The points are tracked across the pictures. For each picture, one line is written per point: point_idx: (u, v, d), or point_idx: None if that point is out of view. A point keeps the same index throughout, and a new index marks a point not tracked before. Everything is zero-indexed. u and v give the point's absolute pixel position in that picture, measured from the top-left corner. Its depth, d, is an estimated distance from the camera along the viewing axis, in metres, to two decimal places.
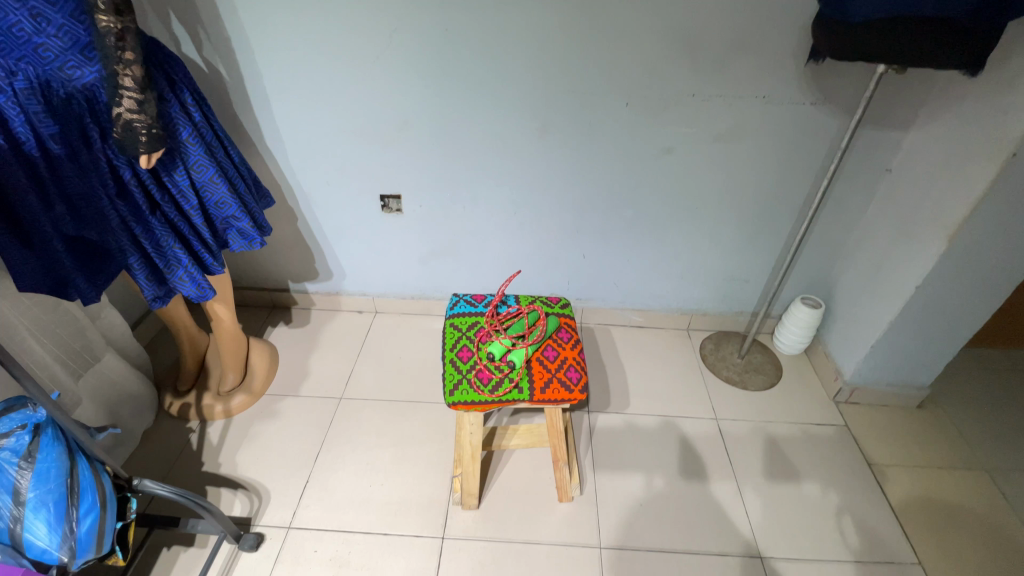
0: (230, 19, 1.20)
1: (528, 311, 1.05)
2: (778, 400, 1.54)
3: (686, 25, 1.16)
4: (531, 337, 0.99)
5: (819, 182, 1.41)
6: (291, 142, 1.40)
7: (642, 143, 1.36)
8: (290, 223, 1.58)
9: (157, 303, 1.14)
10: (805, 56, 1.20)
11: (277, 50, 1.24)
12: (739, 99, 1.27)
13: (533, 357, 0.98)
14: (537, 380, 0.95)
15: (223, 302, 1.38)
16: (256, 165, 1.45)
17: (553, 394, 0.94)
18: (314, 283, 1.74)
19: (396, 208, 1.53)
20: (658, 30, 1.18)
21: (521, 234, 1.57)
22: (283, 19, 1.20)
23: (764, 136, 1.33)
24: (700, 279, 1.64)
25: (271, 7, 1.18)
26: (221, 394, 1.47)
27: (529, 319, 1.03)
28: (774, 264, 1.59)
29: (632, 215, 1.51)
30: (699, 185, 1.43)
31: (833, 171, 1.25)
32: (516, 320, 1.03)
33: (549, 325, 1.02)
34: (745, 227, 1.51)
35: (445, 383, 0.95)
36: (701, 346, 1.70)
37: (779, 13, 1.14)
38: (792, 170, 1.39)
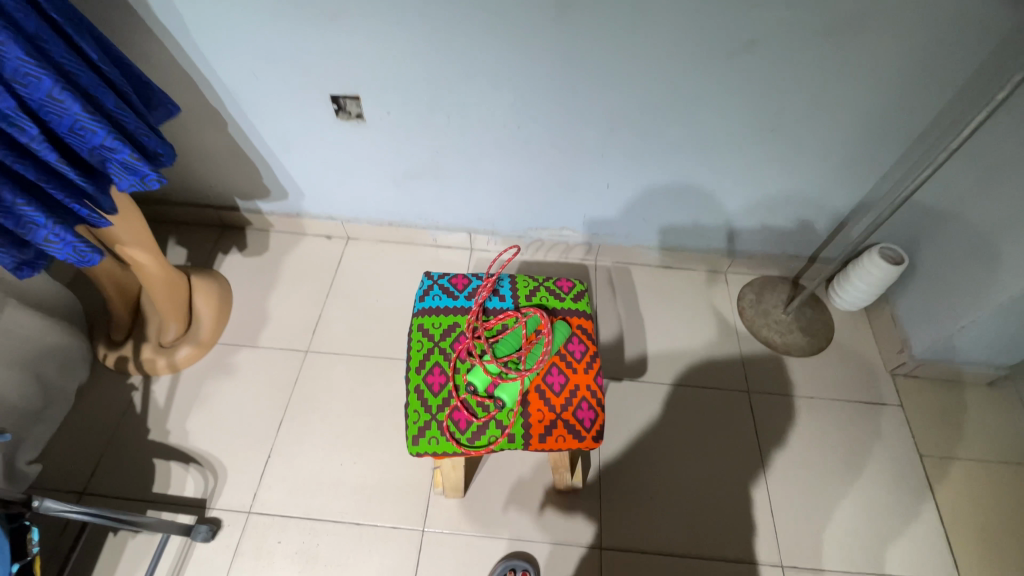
0: None
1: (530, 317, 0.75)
2: (822, 370, 1.30)
3: None
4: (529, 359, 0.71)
5: (959, 101, 0.98)
6: (196, 17, 0.96)
7: (711, 33, 0.91)
8: (222, 129, 1.19)
9: (24, 272, 0.84)
10: None
11: None
12: None
13: (531, 388, 0.70)
14: (536, 424, 0.68)
15: (139, 246, 1.07)
16: (158, 49, 1.03)
17: (557, 444, 0.68)
18: (267, 202, 1.40)
19: (356, 115, 1.13)
20: None
21: (526, 153, 1.19)
22: None
23: (902, 30, 0.88)
24: (755, 217, 1.29)
25: None
26: (164, 345, 1.24)
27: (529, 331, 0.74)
28: (856, 204, 1.22)
29: (680, 136, 1.11)
30: (784, 98, 1.01)
31: (998, 104, 0.82)
32: (512, 332, 0.73)
33: (555, 341, 0.73)
34: (832, 157, 1.12)
35: (407, 423, 0.69)
36: (741, 295, 1.41)
37: None
38: (927, 81, 0.95)
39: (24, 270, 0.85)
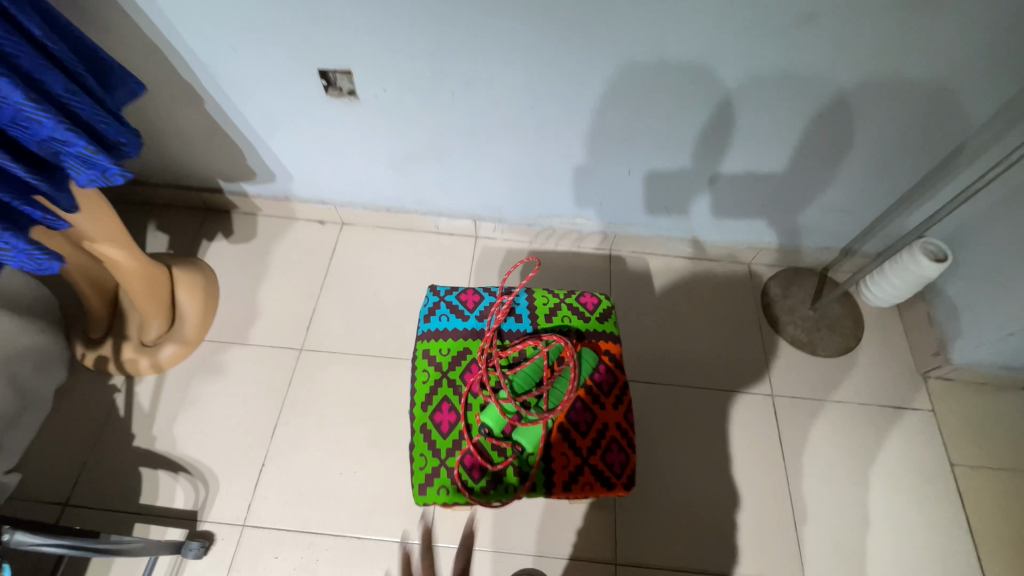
0: None
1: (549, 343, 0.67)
2: (851, 372, 1.22)
3: None
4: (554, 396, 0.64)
5: None
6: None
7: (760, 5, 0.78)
8: (198, 106, 1.06)
9: None
10: None
11: None
12: None
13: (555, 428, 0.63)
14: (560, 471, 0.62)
15: (111, 241, 0.98)
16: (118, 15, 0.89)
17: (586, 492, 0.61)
18: (253, 185, 1.28)
19: (349, 91, 1.01)
20: None
21: (539, 137, 1.06)
22: None
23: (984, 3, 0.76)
24: (787, 208, 1.18)
25: None
26: (146, 344, 1.15)
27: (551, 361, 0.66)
28: (899, 194, 1.11)
29: (714, 121, 0.99)
30: (837, 81, 0.89)
31: None
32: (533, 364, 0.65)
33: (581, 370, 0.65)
34: (880, 145, 1.00)
35: (414, 467, 0.63)
36: (766, 289, 1.32)
37: None
38: (1003, 62, 0.83)
39: None
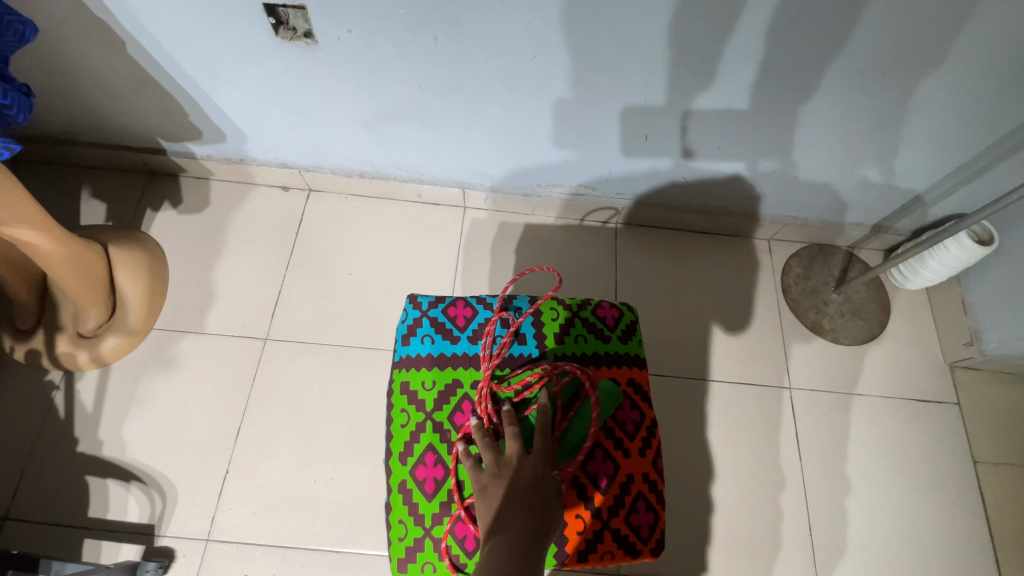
0: None
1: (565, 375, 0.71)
2: (872, 360, 1.13)
3: None
4: (573, 436, 0.68)
5: None
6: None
7: None
8: (119, 48, 0.86)
9: None
10: None
11: None
12: None
13: (580, 485, 0.68)
14: (586, 531, 0.68)
15: (20, 222, 0.81)
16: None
17: (613, 552, 0.68)
18: (201, 145, 1.09)
19: (304, 33, 0.81)
20: None
21: (540, 92, 0.89)
22: None
23: None
24: (817, 178, 1.05)
25: None
26: (83, 335, 0.99)
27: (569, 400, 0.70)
28: (952, 167, 0.98)
29: (751, 76, 0.83)
30: (911, 28, 0.73)
31: None
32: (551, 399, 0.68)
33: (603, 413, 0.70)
34: (943, 107, 0.86)
35: (402, 508, 0.69)
36: (785, 270, 1.20)
37: None
38: None
39: None
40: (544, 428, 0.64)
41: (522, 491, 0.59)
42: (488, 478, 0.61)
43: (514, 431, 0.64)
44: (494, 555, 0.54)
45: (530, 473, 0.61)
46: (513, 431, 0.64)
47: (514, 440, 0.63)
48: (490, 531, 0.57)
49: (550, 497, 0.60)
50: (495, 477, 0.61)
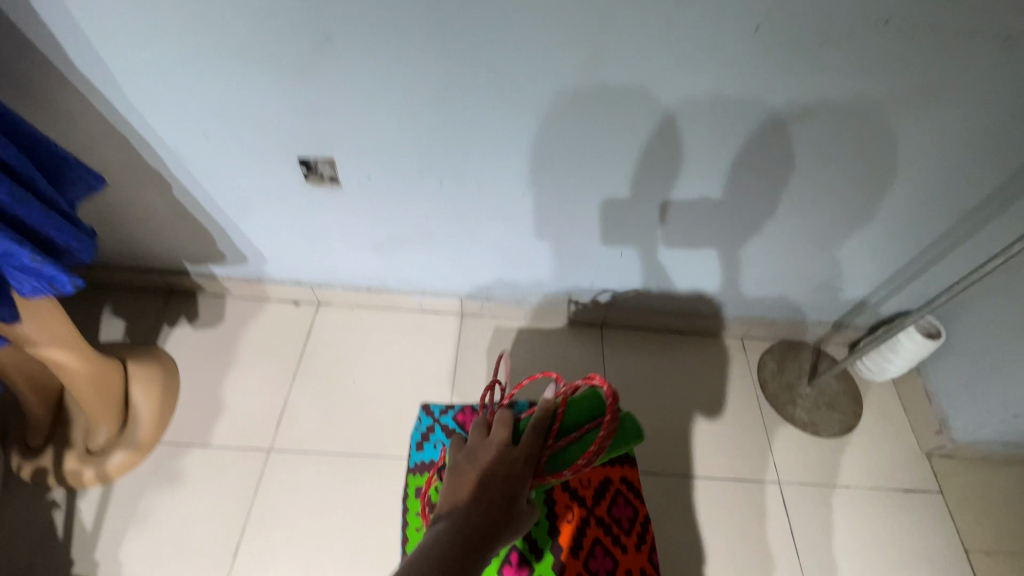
0: None
1: (590, 395, 0.72)
2: (854, 452, 1.18)
3: None
4: (574, 451, 0.68)
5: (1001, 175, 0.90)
6: (143, 63, 0.79)
7: (743, 102, 0.81)
8: (166, 190, 1.00)
9: None
10: None
11: None
12: (925, 38, 0.72)
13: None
14: None
15: (57, 344, 0.88)
16: (93, 96, 0.84)
17: None
18: (223, 267, 1.20)
19: (330, 177, 0.96)
20: None
21: (529, 220, 1.03)
22: None
23: (951, 99, 0.80)
24: (777, 283, 1.18)
25: None
26: (92, 451, 1.01)
27: (585, 417, 0.70)
28: (890, 272, 1.13)
29: (707, 203, 0.99)
30: (828, 166, 0.91)
31: None
32: (562, 415, 0.70)
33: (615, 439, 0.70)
34: (867, 224, 1.02)
35: None
36: (761, 365, 1.29)
37: None
38: (972, 152, 0.87)
39: None
40: (535, 431, 0.66)
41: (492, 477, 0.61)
42: (468, 452, 0.65)
43: (505, 426, 0.67)
44: (445, 524, 0.56)
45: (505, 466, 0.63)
46: (506, 426, 0.67)
47: (500, 429, 0.67)
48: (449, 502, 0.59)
49: (516, 498, 0.61)
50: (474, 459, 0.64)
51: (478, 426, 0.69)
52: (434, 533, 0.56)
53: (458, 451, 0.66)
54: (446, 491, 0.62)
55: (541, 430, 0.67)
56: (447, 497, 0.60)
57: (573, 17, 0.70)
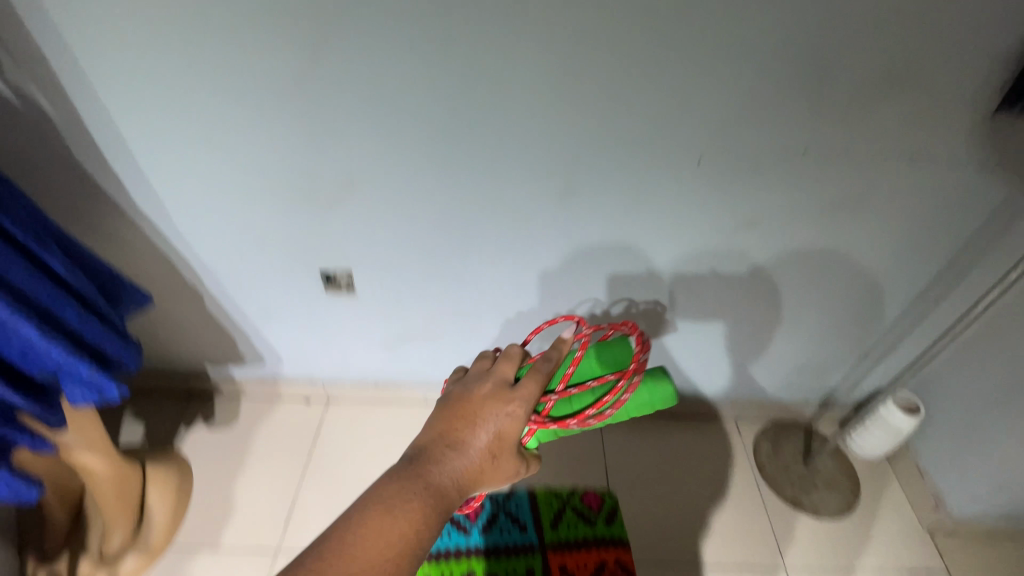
0: (50, 40, 0.74)
1: (616, 344, 0.70)
2: (856, 532, 1.20)
3: (783, 61, 0.75)
4: (586, 400, 0.66)
5: (935, 264, 1.03)
6: (196, 199, 0.95)
7: (699, 213, 0.95)
8: (198, 300, 1.13)
9: (31, 488, 0.76)
10: (958, 104, 0.80)
11: (134, 85, 0.79)
12: (839, 159, 0.88)
13: None
14: None
15: (91, 448, 0.95)
16: (147, 226, 0.99)
17: None
18: (241, 368, 1.29)
19: (347, 286, 1.08)
20: (744, 67, 0.76)
21: (524, 317, 1.15)
22: (137, 42, 0.74)
23: (874, 204, 0.94)
24: (757, 366, 1.27)
25: (113, 24, 0.73)
26: (105, 556, 1.04)
27: (606, 367, 0.68)
28: (861, 352, 1.22)
29: (682, 294, 1.10)
30: (782, 261, 1.04)
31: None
32: (580, 361, 0.67)
33: (635, 397, 0.68)
34: (829, 308, 1.13)
35: None
36: (756, 446, 1.34)
37: (927, 46, 0.74)
38: (904, 245, 1.01)
39: (32, 485, 0.76)
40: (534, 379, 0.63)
41: (471, 422, 0.61)
42: (464, 386, 0.64)
43: (506, 371, 0.65)
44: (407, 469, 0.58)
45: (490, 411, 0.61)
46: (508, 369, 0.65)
47: (501, 367, 0.65)
48: (426, 441, 0.61)
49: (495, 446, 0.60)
50: (465, 393, 0.63)
51: (483, 358, 0.69)
52: (397, 465, 0.59)
53: (456, 382, 0.67)
54: (434, 418, 0.63)
55: (544, 376, 0.63)
56: (428, 427, 0.62)
57: (552, 155, 0.86)
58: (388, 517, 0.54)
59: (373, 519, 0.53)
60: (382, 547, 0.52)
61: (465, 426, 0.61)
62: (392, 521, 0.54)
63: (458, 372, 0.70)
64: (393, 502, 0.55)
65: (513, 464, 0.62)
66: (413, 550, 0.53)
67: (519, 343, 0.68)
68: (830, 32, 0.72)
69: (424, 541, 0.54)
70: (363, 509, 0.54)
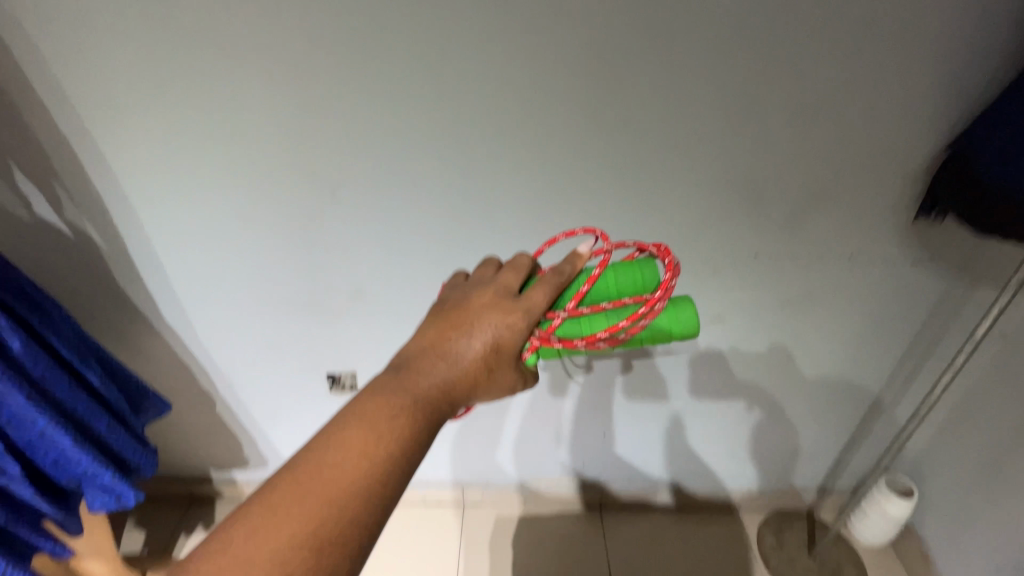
0: (108, 186, 0.89)
1: (640, 268, 0.63)
2: None
3: (723, 184, 0.90)
4: (598, 322, 0.60)
5: (897, 349, 1.11)
6: (220, 311, 1.05)
7: None
8: (211, 404, 1.20)
9: None
10: (882, 213, 0.93)
11: (175, 220, 0.93)
12: (788, 260, 0.99)
13: None
14: None
15: (96, 557, 0.97)
16: (171, 336, 1.09)
17: None
18: (245, 471, 1.32)
19: (350, 386, 1.15)
20: (691, 190, 0.90)
21: (515, 415, 1.26)
22: (182, 187, 0.89)
23: (829, 297, 1.05)
24: (747, 452, 1.32)
25: (164, 173, 0.88)
26: None
27: (625, 290, 0.62)
28: (846, 435, 1.26)
29: (664, 387, 1.19)
30: (754, 350, 1.13)
31: (979, 339, 0.92)
32: (596, 279, 0.62)
33: (653, 324, 0.62)
34: (807, 393, 1.20)
35: None
36: (760, 537, 1.34)
37: (842, 168, 0.88)
38: (865, 332, 1.09)
39: None
40: (540, 292, 0.59)
41: (467, 329, 0.57)
42: (462, 292, 0.61)
43: (510, 280, 0.61)
44: (398, 377, 0.54)
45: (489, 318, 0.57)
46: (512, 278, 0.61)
47: (501, 279, 0.61)
48: (418, 348, 0.57)
49: (492, 358, 0.57)
50: (464, 297, 0.60)
51: (485, 271, 0.65)
52: (385, 375, 0.55)
53: (453, 288, 0.64)
54: (428, 321, 0.59)
55: (552, 287, 0.60)
56: (422, 333, 0.58)
57: None
58: (373, 433, 0.50)
59: (357, 429, 0.49)
60: (368, 462, 0.48)
61: (460, 334, 0.57)
62: (380, 430, 0.50)
63: (457, 279, 0.67)
64: (379, 415, 0.51)
65: (511, 376, 0.58)
66: (401, 465, 0.50)
67: (526, 255, 0.65)
68: (757, 160, 0.87)
69: (414, 455, 0.51)
70: (346, 419, 0.50)
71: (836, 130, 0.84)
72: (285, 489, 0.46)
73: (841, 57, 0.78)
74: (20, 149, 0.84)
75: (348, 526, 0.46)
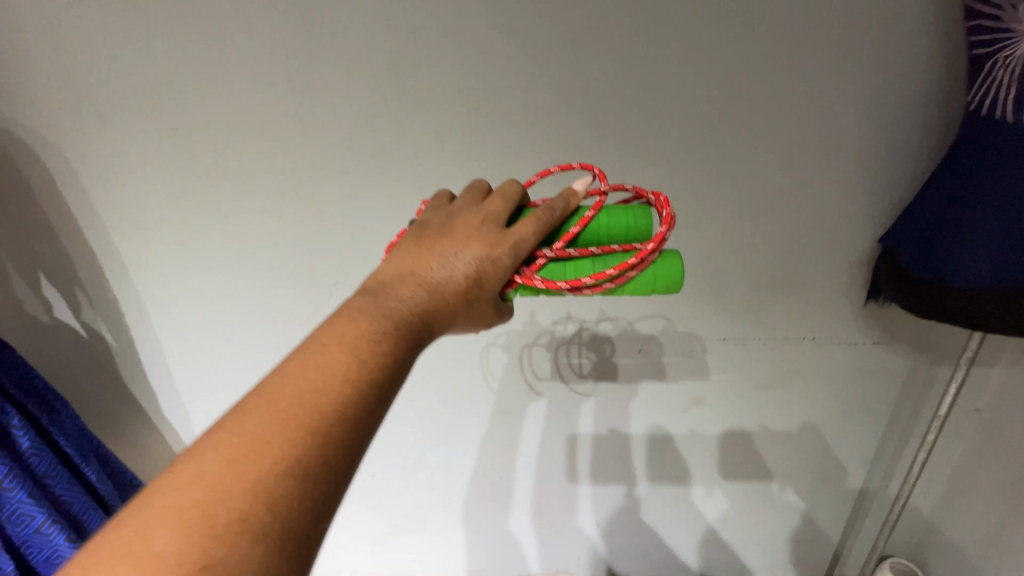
0: (124, 290, 0.98)
1: (635, 214, 0.59)
2: None
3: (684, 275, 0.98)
4: (583, 268, 0.57)
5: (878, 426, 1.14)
6: (223, 403, 1.12)
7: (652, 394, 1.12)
8: None
9: None
10: (836, 297, 1.01)
11: (182, 319, 1.02)
12: (756, 343, 1.06)
13: None
14: None
15: None
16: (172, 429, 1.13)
17: None
18: None
19: None
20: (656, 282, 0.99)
21: (500, 508, 1.28)
22: (191, 289, 0.98)
23: (801, 378, 1.10)
24: (744, 539, 1.31)
25: (175, 277, 0.97)
26: None
27: (615, 237, 0.59)
28: (840, 516, 1.26)
29: (651, 473, 1.23)
30: (736, 431, 1.17)
31: (943, 421, 0.97)
32: (588, 221, 0.58)
33: (642, 276, 0.58)
34: (795, 473, 1.21)
35: None
36: None
37: (791, 258, 0.97)
38: (843, 412, 1.13)
39: None
40: (531, 223, 0.55)
41: (450, 257, 0.53)
42: (446, 217, 0.57)
43: (498, 206, 0.56)
44: (373, 302, 0.50)
45: (475, 248, 0.53)
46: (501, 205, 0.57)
47: (490, 204, 0.57)
48: (396, 275, 0.53)
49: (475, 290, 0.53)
50: (449, 222, 0.56)
51: (473, 192, 0.61)
52: (359, 299, 0.51)
53: (436, 210, 0.60)
54: (407, 245, 0.55)
55: (545, 223, 0.55)
56: (400, 258, 0.54)
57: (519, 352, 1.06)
58: (355, 356, 0.46)
59: (325, 355, 0.45)
60: (348, 389, 0.44)
61: (443, 261, 0.53)
62: (352, 354, 0.46)
63: (440, 200, 0.62)
64: (356, 342, 0.46)
65: (492, 311, 0.55)
66: (381, 394, 0.46)
67: (519, 182, 0.60)
68: (713, 254, 0.96)
69: (395, 383, 0.47)
70: (315, 344, 0.46)
71: (780, 226, 0.94)
72: (260, 414, 0.41)
73: (772, 167, 0.89)
74: (53, 263, 0.94)
75: (334, 452, 0.42)
